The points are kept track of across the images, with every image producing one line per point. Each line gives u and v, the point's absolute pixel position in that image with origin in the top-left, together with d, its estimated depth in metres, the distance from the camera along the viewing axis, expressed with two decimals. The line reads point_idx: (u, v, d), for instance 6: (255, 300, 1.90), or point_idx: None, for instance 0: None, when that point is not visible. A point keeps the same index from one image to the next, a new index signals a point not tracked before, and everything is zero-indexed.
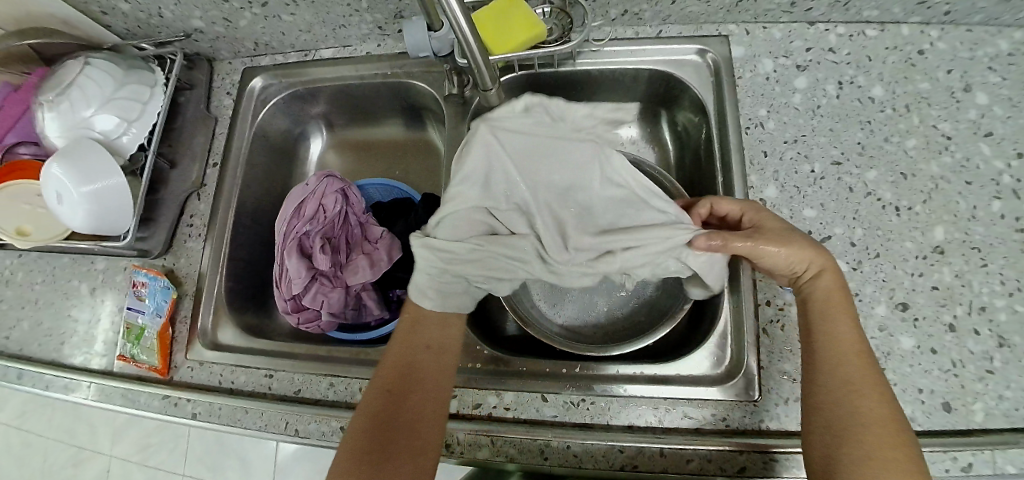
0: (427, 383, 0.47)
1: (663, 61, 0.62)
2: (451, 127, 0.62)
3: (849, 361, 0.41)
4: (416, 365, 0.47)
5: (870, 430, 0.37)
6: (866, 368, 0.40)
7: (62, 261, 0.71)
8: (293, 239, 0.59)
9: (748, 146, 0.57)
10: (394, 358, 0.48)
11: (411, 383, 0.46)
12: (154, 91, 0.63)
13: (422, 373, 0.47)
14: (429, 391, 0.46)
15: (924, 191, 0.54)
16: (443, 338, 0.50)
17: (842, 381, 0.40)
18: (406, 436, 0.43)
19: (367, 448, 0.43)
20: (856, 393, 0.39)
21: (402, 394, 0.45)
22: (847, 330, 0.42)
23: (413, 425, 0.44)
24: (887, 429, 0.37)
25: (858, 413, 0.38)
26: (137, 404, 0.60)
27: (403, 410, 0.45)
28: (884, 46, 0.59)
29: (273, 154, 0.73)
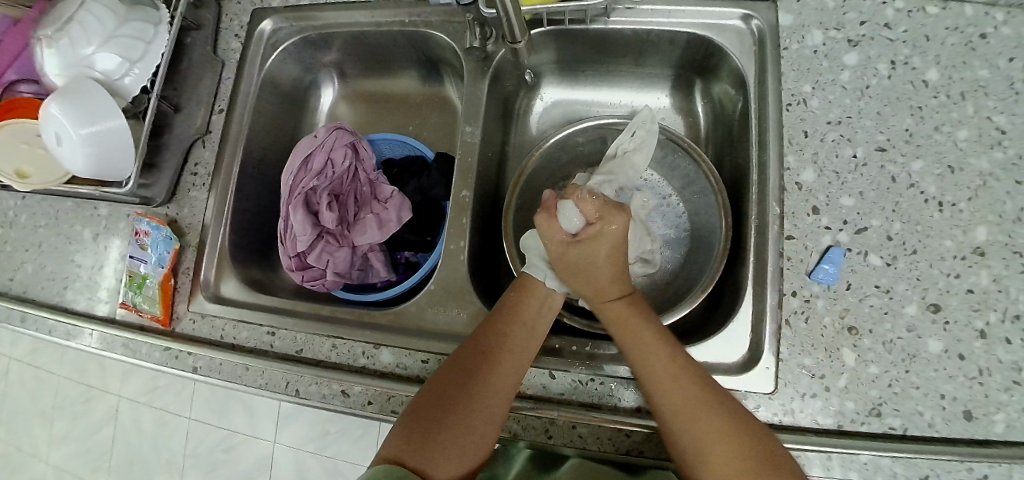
0: (515, 358, 0.45)
1: (703, 25, 0.57)
2: (470, 85, 0.58)
3: (667, 384, 0.42)
4: (510, 336, 0.46)
5: (706, 449, 0.39)
6: (674, 387, 0.42)
7: (65, 205, 0.69)
8: (300, 193, 0.55)
9: (787, 125, 0.53)
10: (497, 326, 0.47)
11: (499, 353, 0.45)
12: (158, 29, 0.59)
13: (515, 348, 0.45)
14: (510, 369, 0.44)
15: (971, 187, 0.50)
16: (538, 319, 0.48)
17: (681, 408, 0.41)
18: (475, 406, 0.42)
19: (434, 408, 0.41)
20: (692, 420, 0.40)
21: (484, 364, 0.44)
22: (654, 353, 0.44)
23: (486, 396, 0.42)
24: (721, 449, 0.39)
25: (693, 441, 0.40)
26: (138, 354, 0.60)
27: (483, 378, 0.43)
28: (945, 26, 0.54)
29: (282, 103, 0.69)
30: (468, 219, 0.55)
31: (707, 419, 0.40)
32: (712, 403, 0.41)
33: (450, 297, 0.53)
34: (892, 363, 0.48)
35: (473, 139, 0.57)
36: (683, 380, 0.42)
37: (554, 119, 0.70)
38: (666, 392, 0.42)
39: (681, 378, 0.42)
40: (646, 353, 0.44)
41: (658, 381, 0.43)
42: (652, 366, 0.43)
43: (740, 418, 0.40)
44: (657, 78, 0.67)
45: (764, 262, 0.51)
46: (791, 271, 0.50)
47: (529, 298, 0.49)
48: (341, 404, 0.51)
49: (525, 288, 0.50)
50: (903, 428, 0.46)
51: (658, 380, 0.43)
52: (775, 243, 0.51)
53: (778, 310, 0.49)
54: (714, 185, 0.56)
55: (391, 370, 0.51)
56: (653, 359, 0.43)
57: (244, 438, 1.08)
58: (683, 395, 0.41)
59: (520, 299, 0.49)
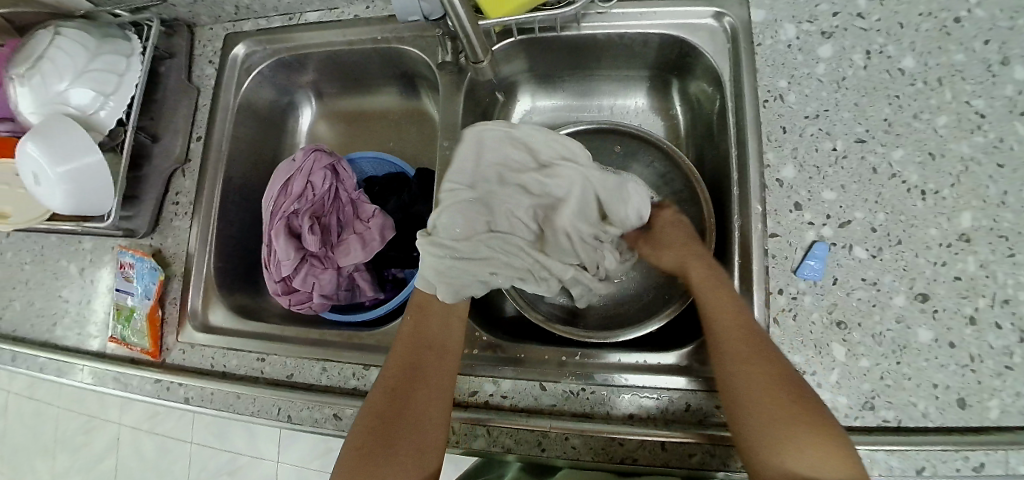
0: (437, 367, 0.47)
1: (676, 25, 0.57)
2: (446, 99, 0.58)
3: (731, 338, 0.43)
4: (425, 351, 0.48)
5: (756, 395, 0.40)
6: (741, 341, 0.43)
7: (50, 241, 0.69)
8: (282, 218, 0.56)
9: (765, 121, 0.52)
10: (409, 348, 0.49)
11: (419, 373, 0.47)
12: (130, 60, 0.59)
13: (433, 361, 0.48)
14: (435, 381, 0.46)
15: (952, 174, 0.50)
16: (445, 326, 0.51)
17: (743, 360, 0.42)
18: (409, 427, 0.44)
19: (370, 438, 0.43)
20: (748, 370, 0.41)
21: (408, 386, 0.46)
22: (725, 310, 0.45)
23: (417, 414, 0.44)
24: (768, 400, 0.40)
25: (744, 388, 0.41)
26: (130, 387, 0.60)
27: (410, 399, 0.45)
28: (918, 13, 0.54)
29: (260, 126, 0.69)
30: (451, 234, 0.55)
31: (766, 370, 0.41)
32: (770, 356, 0.42)
33: (437, 314, 0.53)
34: (883, 356, 0.47)
35: (451, 152, 0.56)
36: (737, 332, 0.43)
37: (535, 126, 0.70)
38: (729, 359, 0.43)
39: (739, 330, 0.44)
40: (721, 310, 0.46)
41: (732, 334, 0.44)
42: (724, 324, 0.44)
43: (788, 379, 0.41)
44: (635, 78, 0.66)
45: (749, 260, 0.51)
46: (776, 268, 0.50)
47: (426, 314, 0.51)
48: (333, 428, 0.51)
49: (419, 306, 0.52)
50: (897, 420, 0.46)
51: (723, 344, 0.43)
52: (760, 241, 0.50)
53: (766, 309, 0.49)
54: (695, 184, 0.56)
55: None
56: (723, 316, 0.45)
57: (248, 459, 1.08)
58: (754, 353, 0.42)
59: (421, 316, 0.51)
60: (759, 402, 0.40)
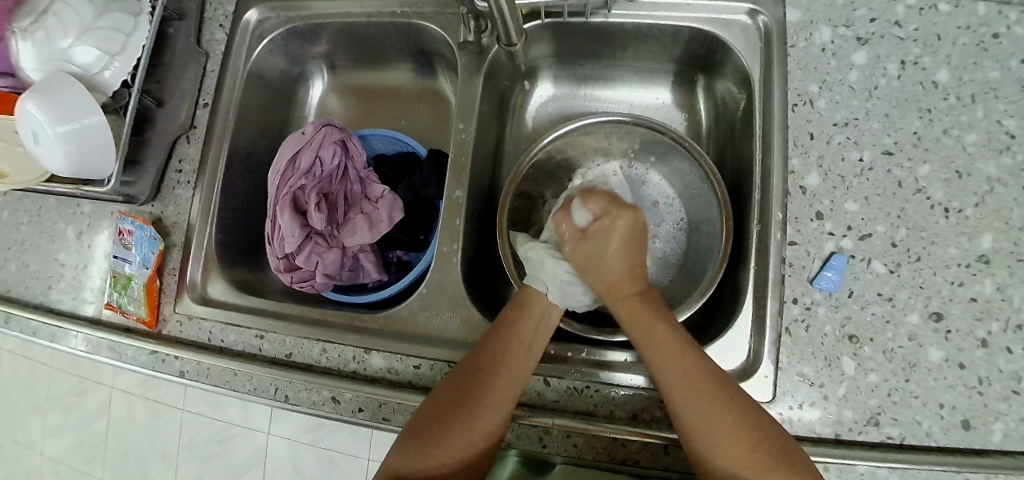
0: (516, 367, 0.44)
1: (707, 19, 0.55)
2: (464, 81, 0.56)
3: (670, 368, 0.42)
4: (508, 345, 0.45)
5: (709, 436, 0.38)
6: (683, 373, 0.41)
7: (47, 201, 0.67)
8: (287, 193, 0.54)
9: (793, 126, 0.51)
10: (497, 337, 0.46)
11: (493, 366, 0.44)
12: (138, 20, 0.56)
13: (513, 358, 0.44)
14: (508, 378, 0.43)
15: (978, 193, 0.49)
16: (543, 330, 0.47)
17: (691, 396, 0.40)
18: (470, 418, 0.41)
19: (432, 420, 0.42)
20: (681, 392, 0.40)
21: (479, 376, 0.43)
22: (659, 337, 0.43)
23: (481, 408, 0.42)
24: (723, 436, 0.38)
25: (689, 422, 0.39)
26: (124, 357, 0.58)
27: (478, 390, 0.42)
28: (957, 25, 0.52)
29: (269, 96, 0.67)
30: (461, 221, 0.53)
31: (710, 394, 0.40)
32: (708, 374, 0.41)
33: (442, 302, 0.52)
34: (892, 372, 0.47)
35: (467, 137, 0.55)
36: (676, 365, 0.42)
37: (550, 115, 0.68)
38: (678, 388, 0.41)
39: (671, 352, 0.42)
40: (651, 340, 0.44)
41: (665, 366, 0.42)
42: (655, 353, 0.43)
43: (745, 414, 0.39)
44: (658, 72, 0.65)
45: (765, 268, 0.50)
46: (792, 278, 0.49)
47: (525, 311, 0.48)
48: (331, 411, 0.50)
49: (519, 303, 0.48)
50: (901, 438, 0.46)
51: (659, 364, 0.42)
52: (777, 249, 0.49)
53: (778, 318, 0.48)
54: (714, 181, 0.54)
55: (383, 375, 0.50)
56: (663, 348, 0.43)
57: (240, 430, 1.08)
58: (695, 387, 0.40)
59: (520, 311, 0.47)
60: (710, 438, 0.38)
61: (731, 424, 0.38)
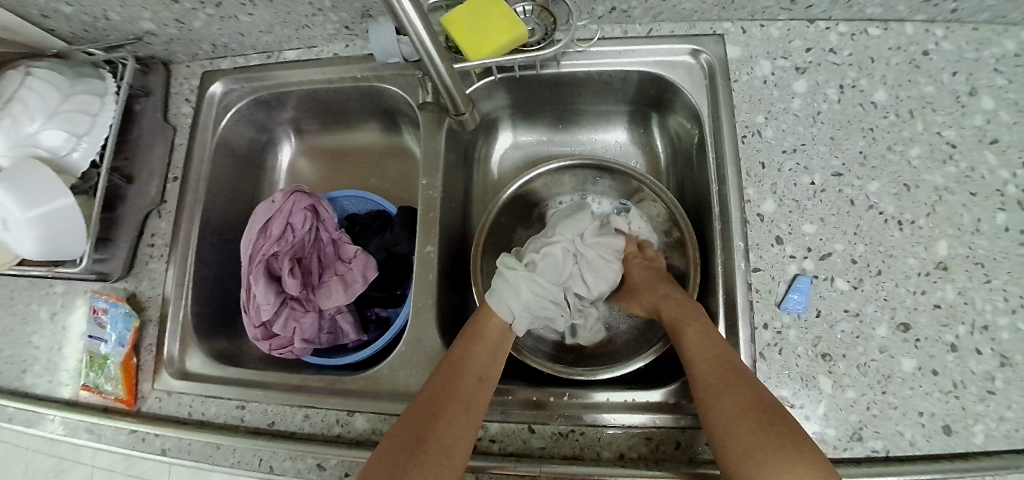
0: (478, 388, 0.44)
1: (653, 62, 0.57)
2: (428, 137, 0.58)
3: (699, 359, 0.44)
4: (467, 372, 0.45)
5: (730, 424, 0.39)
6: (710, 365, 0.43)
7: (19, 284, 0.66)
8: (261, 261, 0.54)
9: (745, 157, 0.53)
10: (456, 364, 0.46)
11: (458, 391, 0.43)
12: (104, 100, 0.58)
13: (474, 381, 0.45)
14: (471, 400, 0.43)
15: (928, 203, 0.51)
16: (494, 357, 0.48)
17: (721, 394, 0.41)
18: (444, 438, 0.39)
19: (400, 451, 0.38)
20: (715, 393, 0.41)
21: (444, 399, 0.42)
22: (697, 338, 0.46)
23: (451, 428, 0.40)
24: (742, 422, 0.38)
25: (716, 408, 0.40)
26: (102, 438, 0.57)
27: (449, 411, 0.41)
28: (887, 47, 0.56)
29: (240, 164, 0.68)
30: (434, 274, 0.54)
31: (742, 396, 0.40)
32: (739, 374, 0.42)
33: (422, 356, 0.52)
34: (869, 386, 0.48)
35: (434, 191, 0.56)
36: (709, 363, 0.43)
37: (516, 161, 0.70)
38: (699, 372, 0.43)
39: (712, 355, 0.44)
40: (691, 340, 0.46)
41: (697, 361, 0.44)
42: (693, 348, 0.45)
43: (769, 406, 0.39)
44: (615, 113, 0.67)
45: (734, 294, 0.51)
46: (761, 302, 0.50)
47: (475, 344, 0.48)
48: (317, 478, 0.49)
49: (468, 336, 0.49)
50: (885, 451, 0.46)
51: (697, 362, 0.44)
52: (744, 276, 0.51)
53: (752, 345, 0.49)
54: (677, 214, 0.56)
55: (367, 437, 0.50)
56: (698, 342, 0.45)
57: None
58: (721, 374, 0.42)
59: (469, 340, 0.48)
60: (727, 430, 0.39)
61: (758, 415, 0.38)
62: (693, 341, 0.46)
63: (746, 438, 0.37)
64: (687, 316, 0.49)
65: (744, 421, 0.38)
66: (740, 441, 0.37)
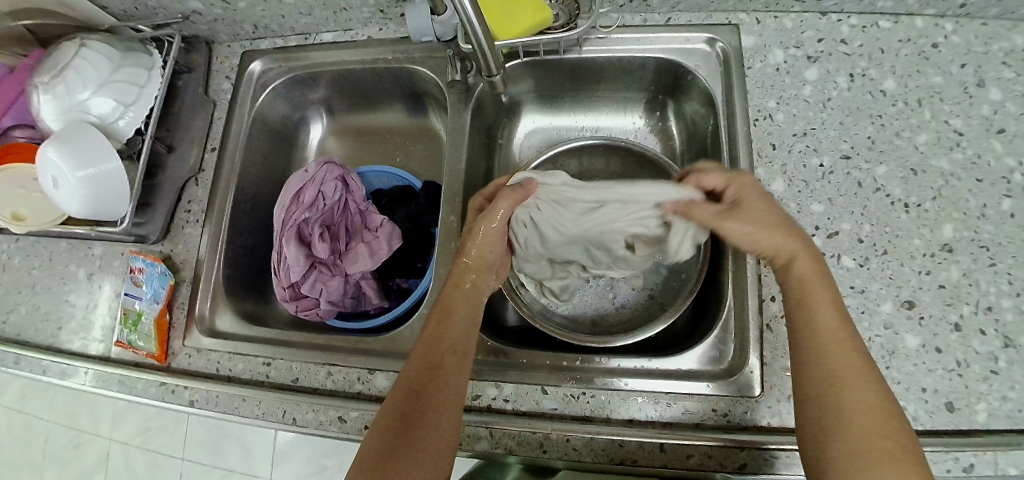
0: (454, 369, 0.44)
1: (670, 49, 0.61)
2: (453, 113, 0.62)
3: (827, 342, 0.40)
4: (444, 353, 0.45)
5: (858, 398, 0.37)
6: (855, 364, 0.39)
7: (59, 246, 0.70)
8: (292, 225, 0.59)
9: (756, 138, 0.56)
10: (428, 343, 0.46)
11: (437, 364, 0.44)
12: (151, 73, 0.61)
13: (448, 366, 0.44)
14: (448, 385, 0.43)
15: (933, 187, 0.52)
16: (465, 329, 0.47)
17: (833, 357, 0.39)
18: (422, 435, 0.40)
19: (393, 437, 0.40)
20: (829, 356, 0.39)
21: (425, 380, 0.43)
22: (824, 311, 0.41)
23: (436, 406, 0.42)
24: (869, 425, 0.36)
25: (835, 415, 0.37)
26: (132, 390, 0.60)
27: (428, 391, 0.42)
28: (897, 39, 0.58)
29: (272, 140, 0.72)
30: (456, 242, 0.57)
31: (861, 393, 0.37)
32: (855, 358, 0.39)
33: None
34: (873, 361, 0.48)
35: (458, 162, 0.60)
36: (830, 303, 0.42)
37: (535, 143, 0.73)
38: (833, 353, 0.39)
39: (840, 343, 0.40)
40: (808, 298, 0.42)
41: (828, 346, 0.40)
42: (818, 326, 0.41)
43: (887, 396, 0.37)
44: (633, 99, 0.70)
45: (743, 269, 0.53)
46: (769, 276, 0.52)
47: (455, 311, 0.48)
48: (337, 430, 0.51)
49: (440, 308, 0.48)
50: None
51: (807, 311, 0.42)
52: (752, 251, 0.53)
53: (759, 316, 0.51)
54: None
55: (387, 394, 0.52)
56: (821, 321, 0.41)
57: (241, 477, 1.07)
58: (850, 363, 0.39)
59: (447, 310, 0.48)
60: (843, 391, 0.38)
61: (876, 426, 0.36)
62: (829, 318, 0.41)
63: (872, 436, 0.36)
64: (818, 278, 0.43)
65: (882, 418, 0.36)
66: (866, 442, 0.35)
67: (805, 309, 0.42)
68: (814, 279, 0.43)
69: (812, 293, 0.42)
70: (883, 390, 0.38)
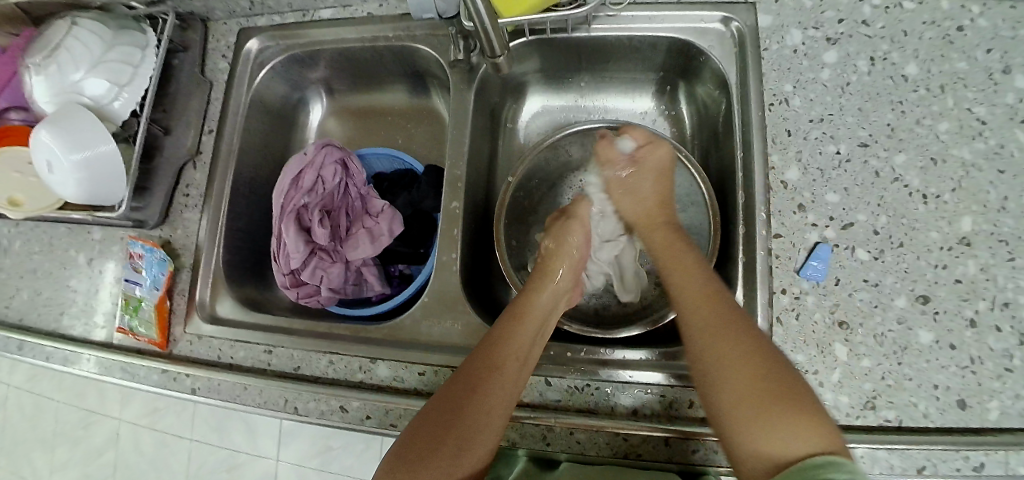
0: (504, 386, 0.42)
1: (683, 29, 0.58)
2: (456, 96, 0.60)
3: (687, 299, 0.45)
4: (498, 368, 0.43)
5: (714, 357, 0.41)
6: (705, 311, 0.43)
7: (58, 230, 0.69)
8: (292, 210, 0.58)
9: (770, 124, 0.54)
10: (486, 352, 0.44)
11: (487, 377, 0.42)
12: (146, 52, 0.59)
13: (498, 382, 0.42)
14: (492, 402, 0.41)
15: (954, 178, 0.51)
16: (528, 347, 0.45)
17: (702, 316, 0.43)
18: (451, 450, 0.39)
19: (422, 443, 0.40)
20: (707, 323, 0.43)
21: (469, 393, 0.42)
22: (688, 278, 0.47)
23: (477, 422, 0.40)
24: (743, 372, 0.39)
25: (705, 366, 0.41)
26: (135, 376, 0.60)
27: (471, 404, 0.41)
28: (922, 20, 0.55)
29: (270, 123, 0.70)
30: (459, 230, 0.56)
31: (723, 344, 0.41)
32: (729, 320, 0.42)
33: (444, 308, 0.54)
34: (884, 356, 0.47)
35: (461, 148, 0.58)
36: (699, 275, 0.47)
37: (540, 127, 0.71)
38: (693, 315, 0.44)
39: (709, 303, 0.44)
40: (679, 273, 0.48)
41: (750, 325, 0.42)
42: (683, 294, 0.46)
43: (759, 348, 0.40)
44: (641, 82, 0.68)
45: (753, 261, 0.52)
46: (779, 269, 0.50)
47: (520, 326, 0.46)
48: (339, 419, 0.51)
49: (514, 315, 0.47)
50: (898, 421, 0.46)
51: (680, 287, 0.47)
52: (763, 242, 0.51)
53: (768, 308, 0.50)
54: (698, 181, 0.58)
55: (389, 383, 0.52)
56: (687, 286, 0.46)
57: (247, 457, 1.08)
58: (720, 320, 0.42)
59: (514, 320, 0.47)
60: (714, 345, 0.41)
61: (754, 373, 0.39)
62: (697, 288, 0.45)
63: (745, 386, 0.38)
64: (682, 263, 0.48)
65: (752, 368, 0.39)
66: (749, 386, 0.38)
67: (678, 276, 0.48)
68: (678, 272, 0.48)
69: (684, 274, 0.47)
70: (756, 341, 0.40)
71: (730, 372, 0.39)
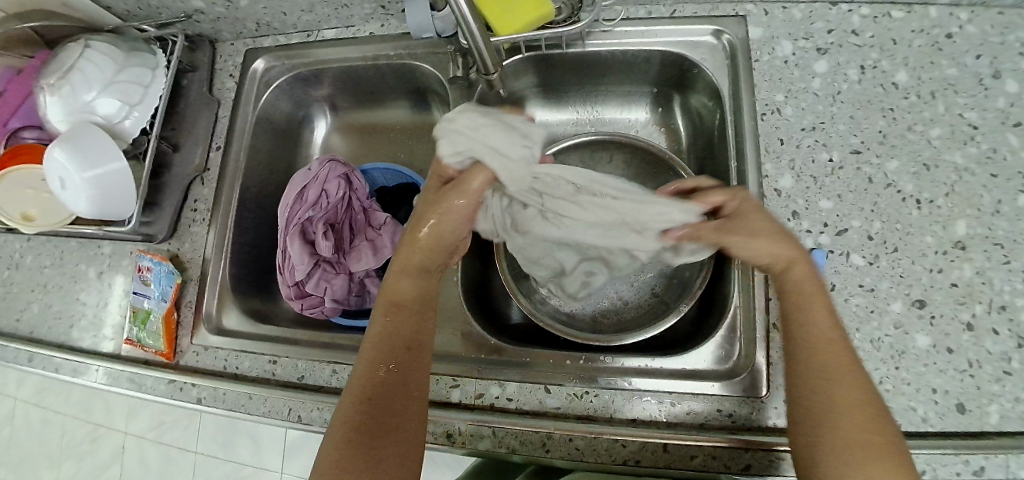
0: (420, 373, 0.42)
1: (673, 43, 0.60)
2: (455, 110, 0.61)
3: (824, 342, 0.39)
4: (403, 361, 0.42)
5: (833, 407, 0.36)
6: (828, 356, 0.38)
7: (69, 245, 0.71)
8: (296, 224, 0.59)
9: (763, 133, 0.55)
10: (380, 346, 0.42)
11: (399, 371, 0.42)
12: (156, 73, 0.61)
13: (406, 373, 0.42)
14: (411, 392, 0.41)
15: (946, 183, 0.51)
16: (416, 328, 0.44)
17: (829, 360, 0.38)
18: (392, 447, 0.39)
19: (349, 451, 0.38)
20: (834, 366, 0.38)
21: (382, 393, 0.40)
22: (818, 314, 0.40)
23: (401, 415, 0.40)
24: (859, 433, 0.35)
25: (828, 417, 0.36)
26: (142, 387, 0.61)
27: (392, 404, 0.40)
28: (910, 29, 0.56)
29: (276, 139, 0.72)
30: None
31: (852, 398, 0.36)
32: (853, 369, 0.38)
33: None
34: (882, 361, 0.48)
35: None
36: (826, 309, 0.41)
37: None
38: (823, 358, 0.39)
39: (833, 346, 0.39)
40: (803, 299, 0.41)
41: (817, 350, 0.39)
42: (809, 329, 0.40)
43: (879, 409, 0.36)
44: (637, 93, 0.69)
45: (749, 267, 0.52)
46: None
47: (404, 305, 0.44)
48: None
49: (393, 296, 0.45)
50: (897, 425, 0.46)
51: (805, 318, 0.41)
52: None
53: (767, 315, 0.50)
54: None
55: None
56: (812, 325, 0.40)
57: (253, 470, 1.08)
58: (842, 368, 0.38)
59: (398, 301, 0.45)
60: (837, 397, 0.36)
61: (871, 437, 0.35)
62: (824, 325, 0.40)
63: (859, 449, 0.34)
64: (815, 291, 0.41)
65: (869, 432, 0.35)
66: (862, 452, 0.34)
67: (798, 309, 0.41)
68: (809, 295, 0.41)
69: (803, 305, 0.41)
70: (874, 399, 0.37)
71: (846, 433, 0.35)
